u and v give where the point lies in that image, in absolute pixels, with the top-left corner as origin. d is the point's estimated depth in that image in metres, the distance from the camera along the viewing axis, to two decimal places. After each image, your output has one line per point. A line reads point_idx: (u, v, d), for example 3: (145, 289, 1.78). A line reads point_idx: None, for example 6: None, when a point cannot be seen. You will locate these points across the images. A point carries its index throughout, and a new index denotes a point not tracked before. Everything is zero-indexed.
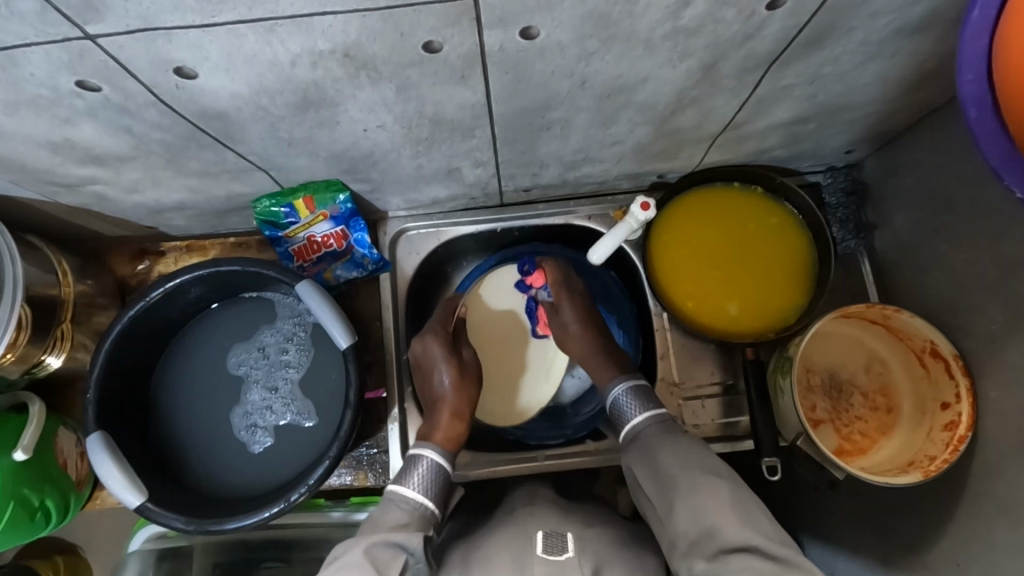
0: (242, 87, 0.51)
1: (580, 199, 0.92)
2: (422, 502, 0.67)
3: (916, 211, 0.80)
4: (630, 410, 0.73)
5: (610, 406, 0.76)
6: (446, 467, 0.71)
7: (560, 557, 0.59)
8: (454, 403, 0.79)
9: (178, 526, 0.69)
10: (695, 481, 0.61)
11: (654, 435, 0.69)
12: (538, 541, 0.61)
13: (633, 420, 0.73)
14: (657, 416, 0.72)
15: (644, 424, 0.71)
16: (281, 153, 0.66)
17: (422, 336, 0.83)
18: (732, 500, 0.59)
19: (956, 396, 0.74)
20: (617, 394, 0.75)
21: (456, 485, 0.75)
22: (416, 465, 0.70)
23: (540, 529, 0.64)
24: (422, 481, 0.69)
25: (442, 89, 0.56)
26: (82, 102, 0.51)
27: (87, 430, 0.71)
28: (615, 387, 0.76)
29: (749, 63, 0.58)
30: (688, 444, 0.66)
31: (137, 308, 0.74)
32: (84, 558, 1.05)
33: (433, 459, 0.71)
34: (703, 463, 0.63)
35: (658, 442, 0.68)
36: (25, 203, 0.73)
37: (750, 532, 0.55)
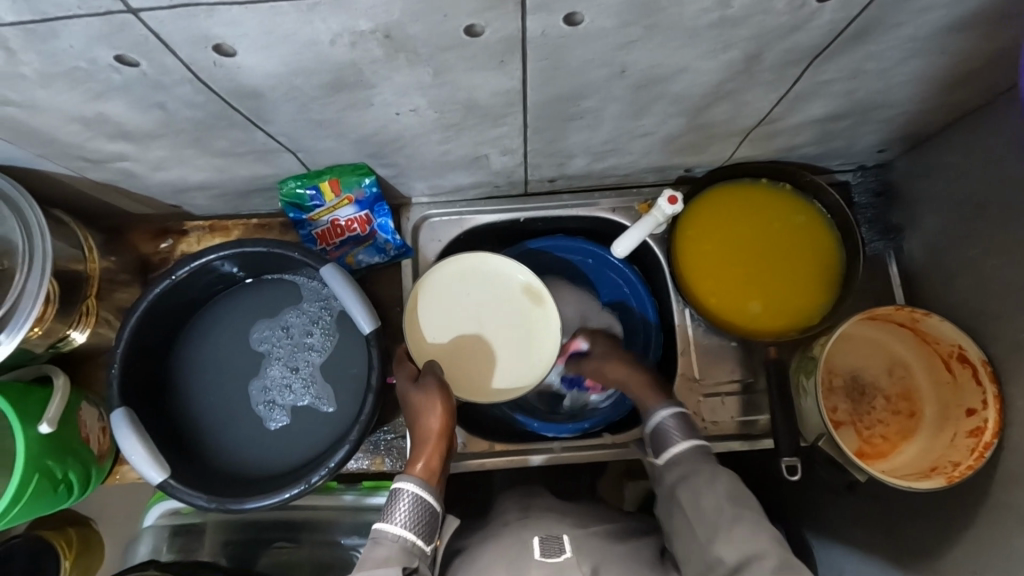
0: (279, 65, 0.51)
1: (604, 191, 0.92)
2: (403, 534, 0.64)
3: (948, 214, 0.78)
4: (673, 435, 0.70)
5: (649, 431, 0.72)
6: (431, 500, 0.67)
7: (559, 558, 0.60)
8: (437, 430, 0.72)
9: (201, 504, 0.70)
10: (740, 520, 0.60)
11: (696, 465, 0.66)
12: (534, 545, 0.62)
13: (674, 448, 0.69)
14: (699, 447, 0.68)
15: (683, 453, 0.68)
16: (310, 135, 0.66)
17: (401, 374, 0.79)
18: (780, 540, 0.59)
19: (983, 402, 0.73)
20: (661, 419, 0.71)
21: (452, 516, 0.73)
22: (398, 500, 0.66)
23: (534, 533, 0.65)
24: (407, 515, 0.65)
25: (478, 74, 0.55)
26: (119, 76, 0.51)
27: (111, 405, 0.71)
28: (659, 412, 0.72)
29: (791, 56, 0.57)
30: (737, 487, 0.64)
31: (163, 286, 0.74)
32: (96, 530, 1.08)
33: (415, 492, 0.66)
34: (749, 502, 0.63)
35: (699, 471, 0.66)
36: (53, 177, 0.73)
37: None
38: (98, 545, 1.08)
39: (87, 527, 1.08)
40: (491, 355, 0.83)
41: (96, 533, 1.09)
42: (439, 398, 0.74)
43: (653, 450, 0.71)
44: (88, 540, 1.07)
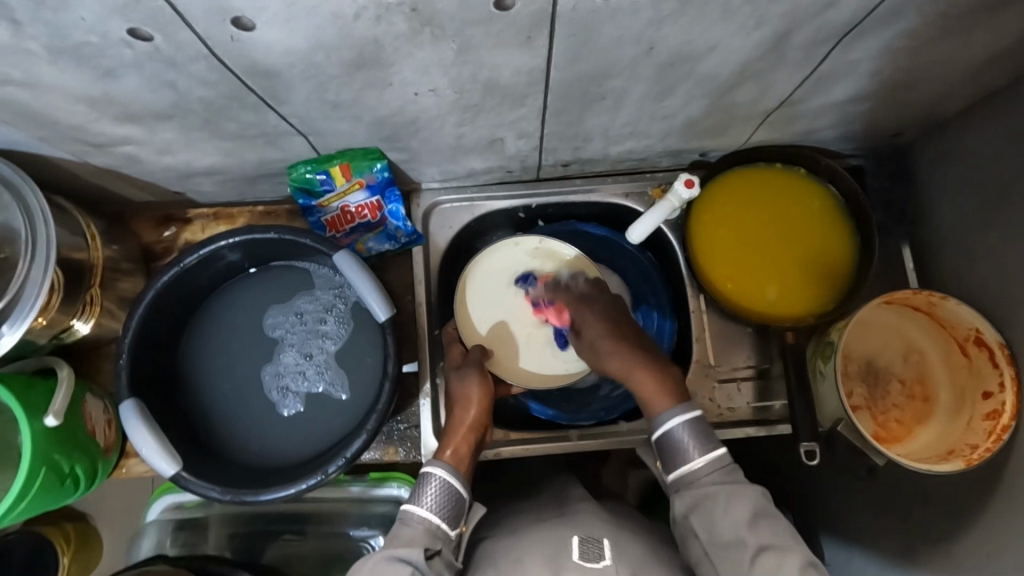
0: (299, 41, 0.49)
1: (617, 175, 0.90)
2: (429, 517, 0.65)
3: (965, 197, 0.78)
4: (689, 448, 0.67)
5: (659, 437, 0.69)
6: (459, 488, 0.67)
7: (596, 565, 0.58)
8: (473, 419, 0.75)
9: (214, 496, 0.69)
10: (766, 548, 0.58)
11: (717, 487, 0.63)
12: (573, 546, 0.61)
13: (690, 462, 0.66)
14: (717, 462, 0.65)
15: (705, 471, 0.65)
16: (325, 116, 0.64)
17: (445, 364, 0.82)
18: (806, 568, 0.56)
19: (1000, 385, 0.73)
20: (674, 427, 0.68)
21: (479, 504, 0.73)
22: (427, 484, 0.67)
23: (574, 533, 0.63)
24: (435, 500, 0.66)
25: (504, 51, 0.54)
26: (131, 52, 0.49)
27: (119, 398, 0.70)
28: (670, 419, 0.68)
29: (821, 34, 0.56)
30: (761, 513, 0.61)
31: (172, 273, 0.73)
32: (93, 525, 1.07)
33: (442, 478, 0.67)
34: (770, 525, 0.60)
35: (717, 491, 0.63)
36: (54, 161, 0.71)
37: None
38: (95, 538, 1.06)
39: (81, 521, 1.06)
40: (529, 338, 0.86)
41: (92, 527, 1.07)
42: (471, 398, 0.76)
43: (666, 461, 0.68)
44: (85, 533, 1.06)
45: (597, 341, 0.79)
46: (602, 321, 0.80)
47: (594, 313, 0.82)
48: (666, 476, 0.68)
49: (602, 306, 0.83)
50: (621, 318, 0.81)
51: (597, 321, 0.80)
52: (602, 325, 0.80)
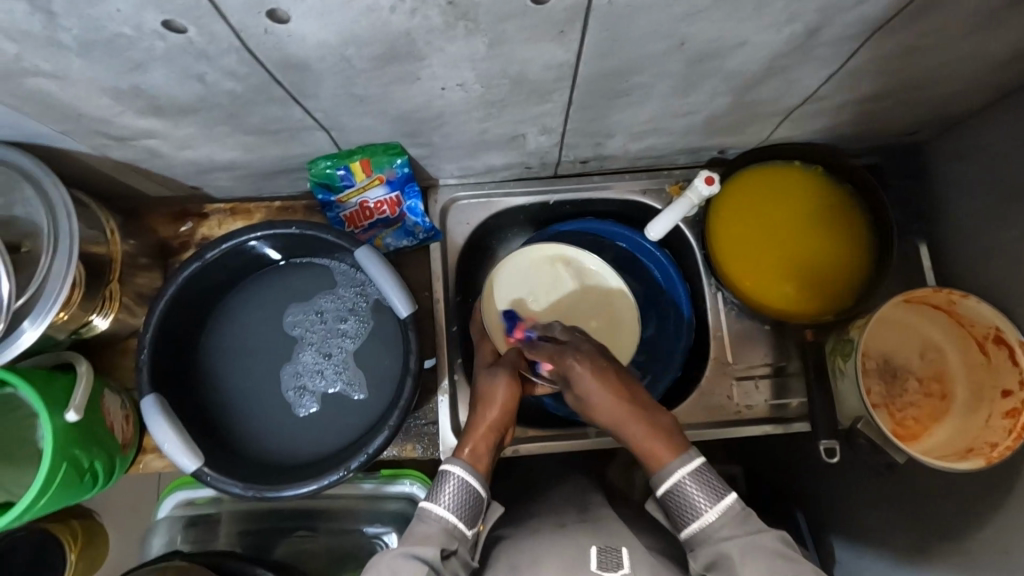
0: (333, 34, 0.49)
1: (635, 172, 0.90)
2: (446, 516, 0.63)
3: (984, 195, 0.78)
4: (698, 501, 0.60)
5: (661, 494, 0.62)
6: (478, 488, 0.65)
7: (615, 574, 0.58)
8: (494, 419, 0.72)
9: (236, 492, 0.68)
10: None
11: (733, 541, 0.57)
12: (592, 556, 0.61)
13: (701, 517, 0.59)
14: (730, 514, 0.59)
15: (720, 524, 0.59)
16: (350, 111, 0.63)
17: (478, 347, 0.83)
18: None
19: (1020, 383, 0.74)
20: (680, 480, 0.61)
21: (496, 504, 0.68)
22: (444, 483, 0.65)
23: (594, 543, 0.64)
24: (453, 499, 0.64)
25: (535, 45, 0.53)
26: (163, 44, 0.49)
27: (140, 392, 0.70)
28: (675, 472, 0.61)
29: (852, 30, 0.56)
30: (780, 558, 0.56)
31: (193, 268, 0.73)
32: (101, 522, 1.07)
33: (461, 477, 0.65)
34: (792, 573, 0.55)
35: (731, 543, 0.57)
36: (75, 155, 0.70)
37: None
38: (100, 537, 1.06)
39: (88, 518, 1.06)
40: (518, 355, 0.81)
41: (98, 524, 1.06)
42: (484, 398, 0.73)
43: (672, 514, 0.61)
44: (90, 531, 1.05)
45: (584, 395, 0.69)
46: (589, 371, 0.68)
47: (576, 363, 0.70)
48: (678, 534, 0.61)
49: (583, 351, 0.72)
50: (607, 366, 0.71)
51: (581, 368, 0.69)
52: (587, 376, 0.68)
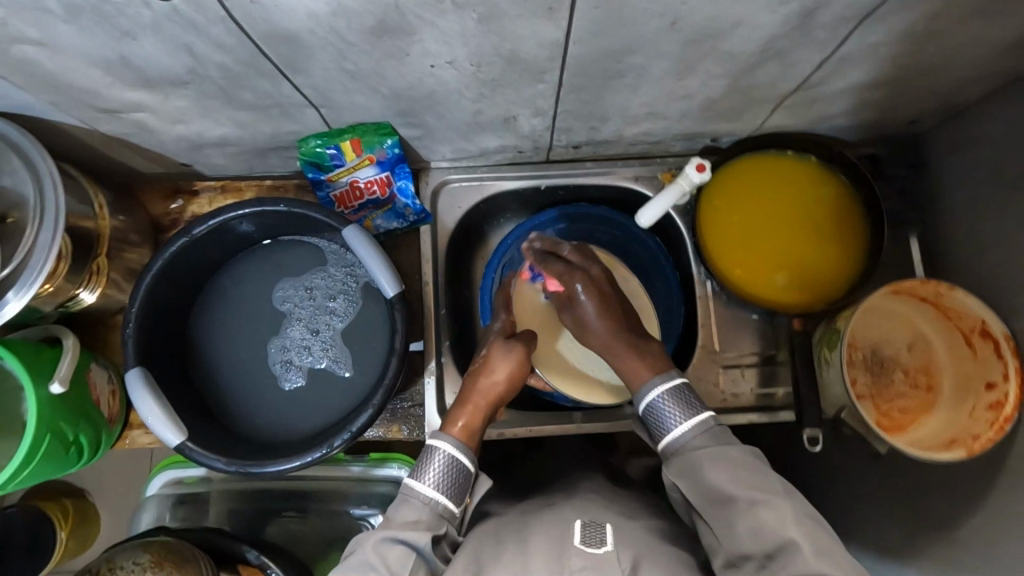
0: (321, 4, 0.49)
1: (628, 159, 0.90)
2: (434, 497, 0.64)
3: (977, 188, 0.78)
4: (673, 417, 0.65)
5: (643, 411, 0.68)
6: (463, 461, 0.67)
7: (599, 549, 0.58)
8: (499, 389, 0.76)
9: (219, 467, 0.68)
10: (763, 502, 0.56)
11: (703, 449, 0.62)
12: (576, 531, 0.61)
13: (675, 430, 0.65)
14: (701, 426, 0.64)
15: (691, 436, 0.64)
16: (341, 87, 0.63)
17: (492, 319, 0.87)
18: (802, 521, 0.55)
19: (1004, 375, 0.74)
20: (655, 397, 0.67)
21: (484, 477, 0.71)
22: (428, 458, 0.66)
23: (579, 518, 0.64)
24: (438, 476, 0.65)
25: (526, 22, 0.53)
26: (149, 11, 0.48)
27: (126, 366, 0.70)
28: (655, 389, 0.67)
29: (848, 12, 0.55)
30: (744, 464, 0.60)
31: (180, 243, 0.72)
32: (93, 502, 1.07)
33: (450, 453, 0.67)
34: (757, 475, 0.59)
35: (702, 454, 0.62)
36: (65, 128, 0.70)
37: (824, 558, 0.52)
38: (93, 518, 1.07)
39: (82, 499, 1.07)
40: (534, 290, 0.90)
41: (91, 505, 1.07)
42: (495, 343, 0.81)
43: (654, 434, 0.67)
44: (84, 512, 1.06)
45: (586, 319, 0.78)
46: (591, 292, 0.78)
47: (584, 287, 0.79)
48: (658, 448, 0.66)
49: (592, 274, 0.81)
50: (610, 294, 0.79)
51: (588, 290, 0.78)
52: (592, 296, 0.78)
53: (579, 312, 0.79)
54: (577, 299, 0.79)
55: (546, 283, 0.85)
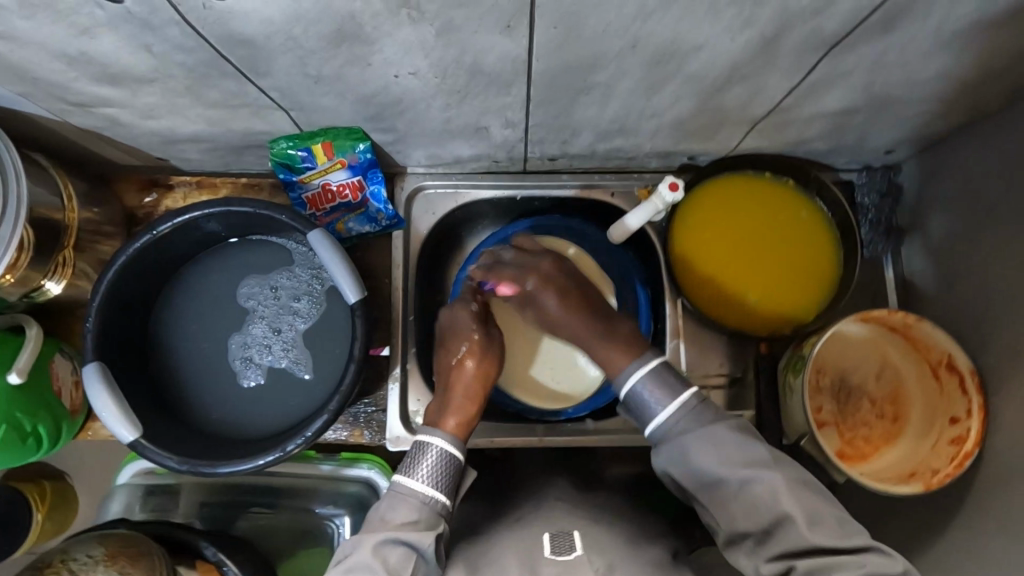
0: (275, 12, 0.48)
1: (605, 173, 0.89)
2: (433, 494, 0.63)
3: (952, 219, 0.77)
4: (655, 404, 0.65)
5: (625, 400, 0.68)
6: (456, 455, 0.66)
7: (568, 556, 0.58)
8: (478, 379, 0.75)
9: (170, 465, 0.69)
10: (754, 480, 0.58)
11: (685, 432, 0.62)
12: (545, 541, 0.61)
13: (658, 416, 0.65)
14: (683, 409, 0.64)
15: (673, 422, 0.63)
16: (306, 91, 0.63)
17: (451, 304, 0.82)
18: (791, 489, 0.57)
19: (967, 411, 0.73)
20: (634, 385, 0.66)
21: (470, 468, 0.69)
22: (424, 455, 0.65)
23: (546, 527, 0.64)
24: (432, 472, 0.64)
25: (485, 37, 0.53)
26: (104, 11, 0.49)
27: (84, 359, 0.70)
28: (632, 375, 0.67)
29: (812, 41, 0.55)
30: (733, 437, 0.61)
31: (144, 240, 0.73)
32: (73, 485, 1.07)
33: (444, 447, 0.66)
34: (745, 452, 0.60)
35: (690, 432, 0.62)
36: (35, 118, 0.70)
37: (815, 529, 0.55)
38: (72, 499, 1.07)
39: (62, 481, 1.06)
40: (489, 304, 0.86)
41: (70, 487, 1.07)
42: (478, 347, 0.77)
43: (638, 419, 0.67)
44: (63, 493, 1.06)
45: (546, 309, 0.79)
46: (548, 287, 0.78)
47: (536, 282, 0.79)
48: (645, 434, 0.66)
49: (543, 270, 0.80)
50: (569, 285, 0.79)
51: (548, 292, 0.78)
52: (550, 294, 0.78)
53: (539, 305, 0.79)
54: (533, 295, 0.79)
55: (498, 287, 0.82)
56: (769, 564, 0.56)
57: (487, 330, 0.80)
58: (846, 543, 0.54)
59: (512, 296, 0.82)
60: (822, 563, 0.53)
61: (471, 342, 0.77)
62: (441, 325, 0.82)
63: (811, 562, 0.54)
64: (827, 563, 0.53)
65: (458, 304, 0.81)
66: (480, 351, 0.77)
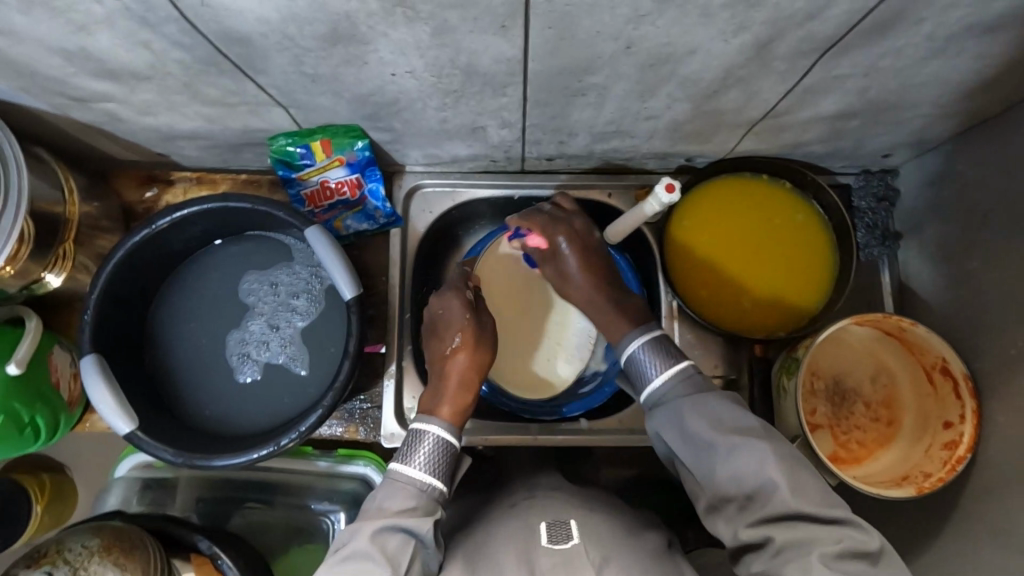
0: (272, 11, 0.49)
1: (602, 174, 0.90)
2: (429, 481, 0.65)
3: (948, 225, 0.77)
4: (651, 368, 0.68)
5: (625, 364, 0.71)
6: (451, 442, 0.68)
7: (566, 544, 0.59)
8: (465, 371, 0.74)
9: (166, 457, 0.70)
10: (737, 446, 0.59)
11: (683, 396, 0.64)
12: (541, 531, 0.61)
13: (654, 380, 0.67)
14: (681, 374, 0.66)
15: (670, 386, 0.66)
16: (303, 89, 0.63)
17: (441, 294, 0.80)
18: (780, 461, 0.57)
19: (960, 416, 0.73)
20: (634, 350, 0.69)
21: (464, 456, 0.71)
22: (420, 443, 0.67)
23: (542, 518, 0.64)
24: (428, 460, 0.66)
25: (479, 37, 0.53)
26: (103, 8, 0.49)
27: (81, 351, 0.71)
28: (634, 342, 0.70)
29: (805, 46, 0.55)
30: (727, 406, 0.62)
31: (142, 234, 0.74)
32: (71, 477, 1.07)
33: (439, 435, 0.67)
34: (738, 420, 0.61)
35: (682, 400, 0.64)
36: (35, 113, 0.71)
37: (799, 499, 0.55)
38: (70, 490, 1.07)
39: (60, 473, 1.07)
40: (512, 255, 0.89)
41: (69, 479, 1.07)
42: (471, 339, 0.75)
43: (636, 385, 0.70)
44: (60, 485, 1.06)
45: (567, 271, 0.79)
46: (578, 247, 0.78)
47: (569, 242, 0.78)
48: (639, 401, 0.69)
49: (574, 228, 0.80)
50: (594, 251, 0.80)
51: (574, 247, 0.78)
52: (575, 253, 0.78)
53: (562, 265, 0.79)
54: (561, 252, 0.79)
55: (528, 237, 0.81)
56: (748, 530, 0.56)
57: (479, 317, 0.78)
58: (828, 514, 0.55)
59: (540, 252, 0.81)
60: (803, 533, 0.54)
61: (463, 334, 0.76)
62: (432, 314, 0.79)
63: (794, 530, 0.55)
64: (806, 533, 0.54)
65: (450, 294, 0.79)
66: (473, 342, 0.76)
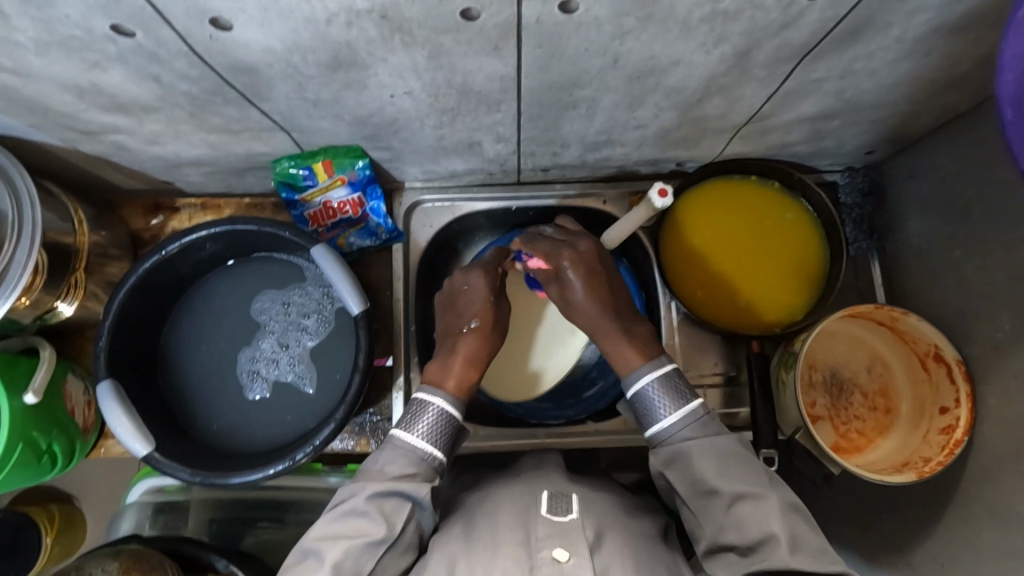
0: (276, 42, 0.51)
1: (597, 182, 0.92)
2: (429, 451, 0.67)
3: (932, 217, 0.80)
4: (662, 407, 0.68)
5: (632, 397, 0.71)
6: (454, 415, 0.70)
7: (564, 518, 0.61)
8: (471, 351, 0.75)
9: (183, 477, 0.71)
10: (741, 496, 0.61)
11: (694, 439, 0.65)
12: (542, 501, 0.63)
13: (663, 421, 0.68)
14: (693, 415, 0.67)
15: (678, 428, 0.67)
16: (305, 114, 0.65)
17: (467, 269, 0.83)
18: (783, 513, 0.59)
19: (955, 400, 0.75)
20: (645, 387, 0.69)
21: (466, 429, 0.73)
22: (423, 413, 0.69)
23: (547, 488, 0.66)
24: (428, 429, 0.68)
25: (475, 59, 0.56)
26: (115, 46, 0.52)
27: (97, 377, 0.73)
28: (643, 376, 0.70)
29: (782, 53, 0.58)
30: (734, 459, 0.64)
31: (152, 261, 0.76)
32: (79, 508, 1.07)
33: (442, 407, 0.69)
34: (743, 468, 0.63)
35: (690, 443, 0.65)
36: (45, 148, 0.73)
37: (797, 554, 0.56)
38: (81, 520, 1.07)
39: (69, 504, 1.07)
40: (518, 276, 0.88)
41: (78, 510, 1.07)
42: (487, 324, 0.78)
43: (642, 418, 0.70)
44: (70, 516, 1.06)
45: (569, 292, 0.77)
46: (582, 272, 0.77)
47: (573, 264, 0.78)
48: (646, 436, 0.69)
49: (580, 252, 0.80)
50: (598, 274, 0.78)
51: (580, 280, 0.77)
52: (579, 276, 0.77)
53: (564, 287, 0.78)
54: (564, 276, 0.78)
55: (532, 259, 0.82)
56: None
57: (500, 300, 0.82)
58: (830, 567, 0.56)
59: (542, 272, 0.81)
60: None
61: (481, 317, 0.78)
62: (456, 289, 0.82)
63: None
64: None
65: (476, 272, 0.82)
66: (487, 328, 0.78)
